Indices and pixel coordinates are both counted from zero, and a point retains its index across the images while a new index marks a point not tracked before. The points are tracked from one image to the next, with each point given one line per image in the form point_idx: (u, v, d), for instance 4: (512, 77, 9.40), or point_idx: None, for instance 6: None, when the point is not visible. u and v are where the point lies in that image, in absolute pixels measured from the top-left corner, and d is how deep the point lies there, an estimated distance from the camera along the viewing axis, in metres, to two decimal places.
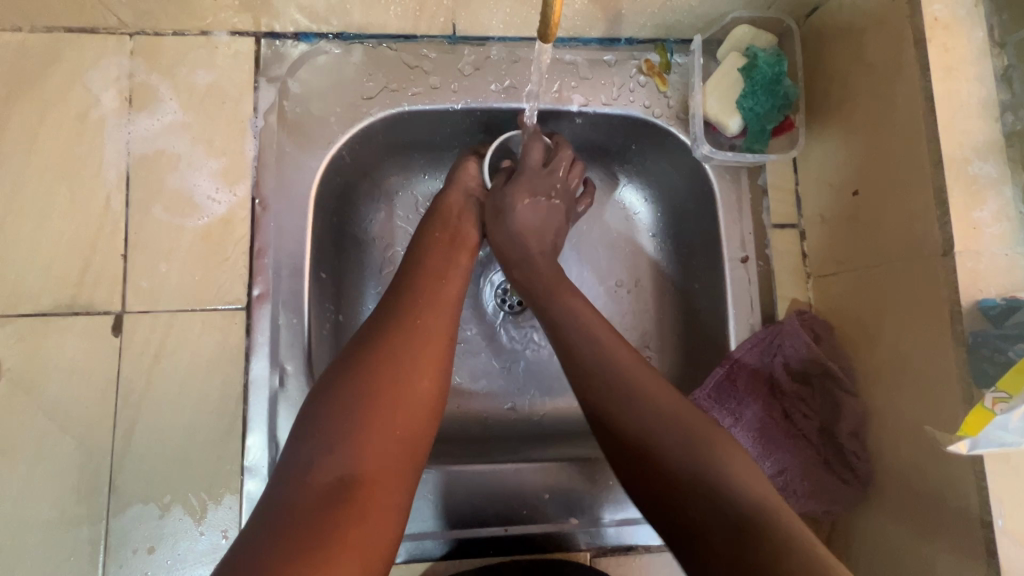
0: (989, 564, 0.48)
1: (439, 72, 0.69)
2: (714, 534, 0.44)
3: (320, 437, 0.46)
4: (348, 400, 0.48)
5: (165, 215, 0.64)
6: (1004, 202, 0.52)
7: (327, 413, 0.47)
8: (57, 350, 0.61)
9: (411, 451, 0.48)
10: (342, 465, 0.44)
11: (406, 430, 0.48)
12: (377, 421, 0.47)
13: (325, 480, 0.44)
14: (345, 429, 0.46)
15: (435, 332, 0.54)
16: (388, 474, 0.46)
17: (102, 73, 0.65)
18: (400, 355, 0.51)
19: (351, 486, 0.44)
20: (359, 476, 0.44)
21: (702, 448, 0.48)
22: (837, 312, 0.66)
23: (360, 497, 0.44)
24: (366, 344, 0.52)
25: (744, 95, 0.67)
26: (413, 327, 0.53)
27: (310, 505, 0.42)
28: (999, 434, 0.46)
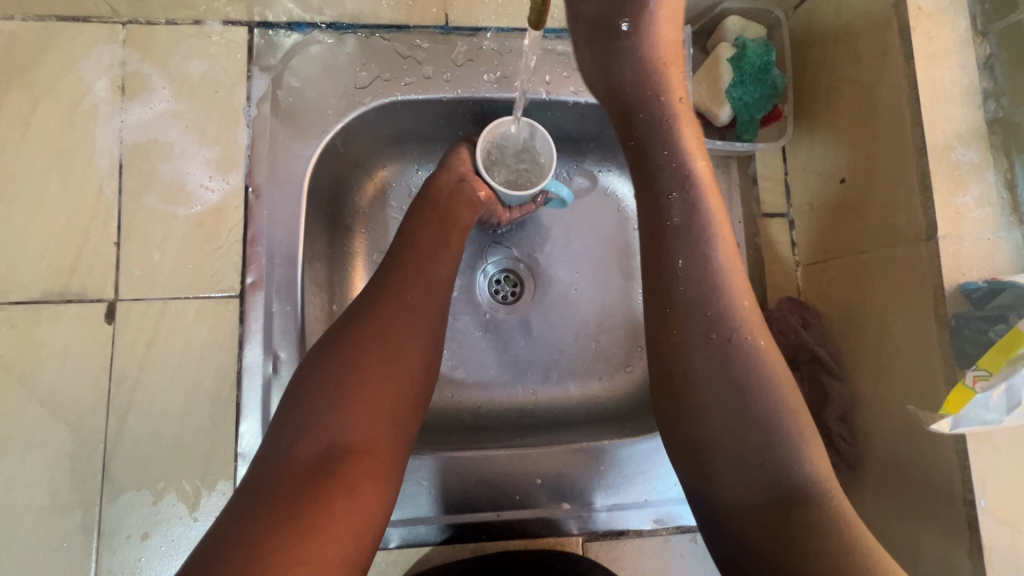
0: (972, 542, 0.49)
1: (432, 62, 0.70)
2: (748, 490, 0.44)
3: (308, 410, 0.47)
4: (336, 372, 0.48)
5: (158, 203, 0.64)
6: (986, 187, 0.53)
7: (315, 386, 0.48)
8: (49, 338, 0.61)
9: (399, 424, 0.49)
10: (328, 436, 0.46)
11: (394, 403, 0.49)
12: (364, 393, 0.48)
13: (312, 452, 0.45)
14: (333, 401, 0.47)
15: (422, 309, 0.54)
16: (375, 446, 0.47)
17: (94, 61, 0.65)
18: (388, 329, 0.51)
19: (339, 456, 0.45)
20: (346, 445, 0.46)
21: (766, 409, 0.45)
22: (824, 299, 0.67)
23: (346, 467, 0.45)
24: (354, 318, 0.52)
25: (733, 83, 0.67)
26: (402, 303, 0.54)
27: (298, 471, 0.44)
28: (980, 412, 0.47)
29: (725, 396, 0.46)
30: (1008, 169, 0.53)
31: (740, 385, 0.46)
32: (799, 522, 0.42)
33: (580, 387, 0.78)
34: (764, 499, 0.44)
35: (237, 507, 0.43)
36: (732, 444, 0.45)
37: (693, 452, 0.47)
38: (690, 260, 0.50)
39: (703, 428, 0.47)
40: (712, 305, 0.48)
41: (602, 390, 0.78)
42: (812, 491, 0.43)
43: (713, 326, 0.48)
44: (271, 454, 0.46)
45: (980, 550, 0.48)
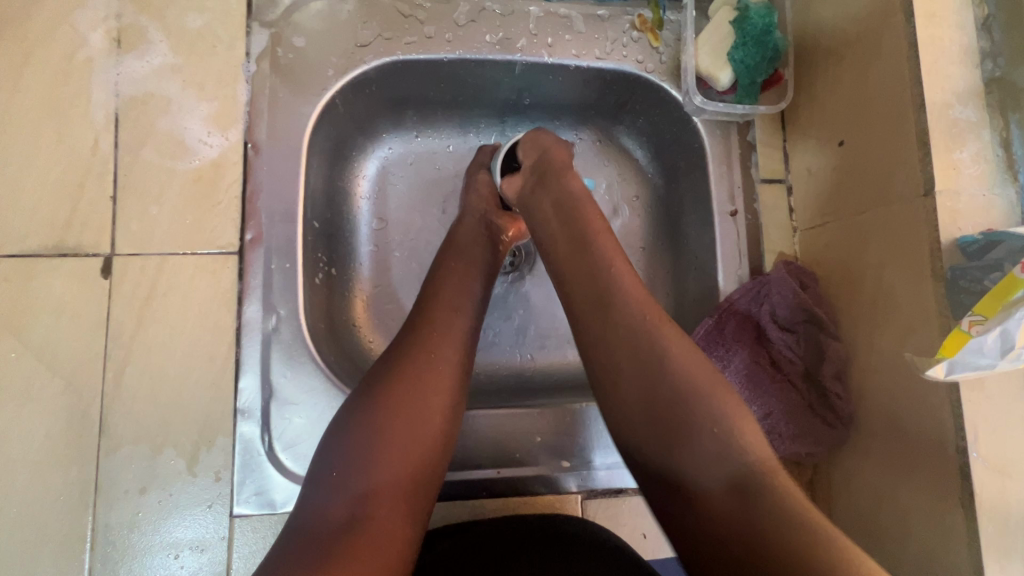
0: (963, 488, 0.50)
1: (434, 22, 0.69)
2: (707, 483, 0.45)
3: (336, 473, 0.47)
4: (366, 428, 0.49)
5: (156, 157, 0.63)
6: (983, 144, 0.54)
7: (347, 440, 0.48)
8: (44, 291, 0.60)
9: (422, 484, 0.49)
10: (356, 501, 0.45)
11: (419, 461, 0.49)
12: (392, 451, 0.48)
13: (339, 519, 0.45)
14: (364, 460, 0.47)
15: (447, 361, 0.54)
16: (400, 504, 0.47)
17: (89, 13, 0.64)
18: (417, 385, 0.51)
19: (369, 520, 0.45)
20: (374, 508, 0.45)
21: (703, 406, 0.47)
22: (822, 263, 0.68)
23: (375, 528, 0.44)
24: (383, 373, 0.52)
25: (735, 47, 0.68)
26: (428, 361, 0.53)
27: (329, 534, 0.44)
28: (975, 357, 0.47)
29: (656, 381, 0.48)
30: (1004, 127, 0.54)
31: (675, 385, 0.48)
32: (757, 513, 0.42)
33: (577, 355, 0.79)
34: (728, 490, 0.44)
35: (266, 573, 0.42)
36: (680, 434, 0.47)
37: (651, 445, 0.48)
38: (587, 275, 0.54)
39: (658, 423, 0.48)
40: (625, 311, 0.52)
41: None
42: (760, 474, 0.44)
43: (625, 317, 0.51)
44: (303, 506, 0.47)
45: (972, 497, 0.49)
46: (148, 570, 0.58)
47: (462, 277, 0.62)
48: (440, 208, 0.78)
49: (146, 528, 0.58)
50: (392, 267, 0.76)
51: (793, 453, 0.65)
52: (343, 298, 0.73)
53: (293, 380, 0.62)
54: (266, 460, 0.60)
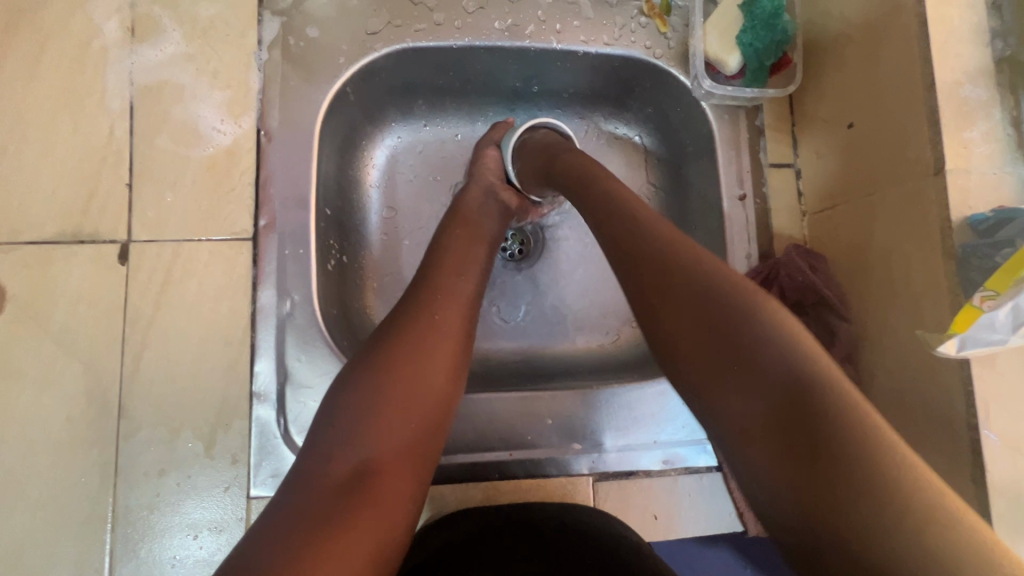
0: (974, 464, 0.50)
1: (443, 9, 0.70)
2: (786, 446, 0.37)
3: (339, 429, 0.47)
4: (367, 393, 0.48)
5: (170, 145, 0.64)
6: (993, 123, 0.54)
7: (348, 403, 0.48)
8: (63, 278, 0.61)
9: (422, 450, 0.49)
10: (359, 456, 0.46)
11: (421, 427, 0.49)
12: (392, 417, 0.48)
13: (343, 473, 0.45)
14: (365, 424, 0.47)
15: (450, 331, 0.54)
16: (403, 463, 0.47)
17: (104, 2, 0.65)
18: (421, 346, 0.52)
19: (369, 481, 0.45)
20: (374, 470, 0.45)
21: (750, 341, 0.40)
22: (831, 245, 0.68)
23: (376, 489, 0.45)
24: (386, 340, 0.52)
25: (745, 30, 0.67)
26: (431, 323, 0.53)
27: (327, 495, 0.43)
28: (986, 333, 0.47)
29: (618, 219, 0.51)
30: (1015, 107, 0.54)
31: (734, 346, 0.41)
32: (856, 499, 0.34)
33: (586, 341, 0.79)
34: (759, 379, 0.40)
35: (271, 523, 0.42)
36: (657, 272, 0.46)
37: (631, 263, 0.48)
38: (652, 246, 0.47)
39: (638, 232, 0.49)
40: (689, 289, 0.44)
41: (608, 344, 0.80)
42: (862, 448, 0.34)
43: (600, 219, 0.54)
44: (300, 467, 0.46)
45: (983, 474, 0.50)
46: (168, 550, 0.59)
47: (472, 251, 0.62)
48: (446, 198, 0.78)
49: (165, 510, 0.59)
50: (402, 255, 0.76)
51: None
52: (354, 285, 0.73)
53: (308, 364, 0.62)
54: (282, 444, 0.61)
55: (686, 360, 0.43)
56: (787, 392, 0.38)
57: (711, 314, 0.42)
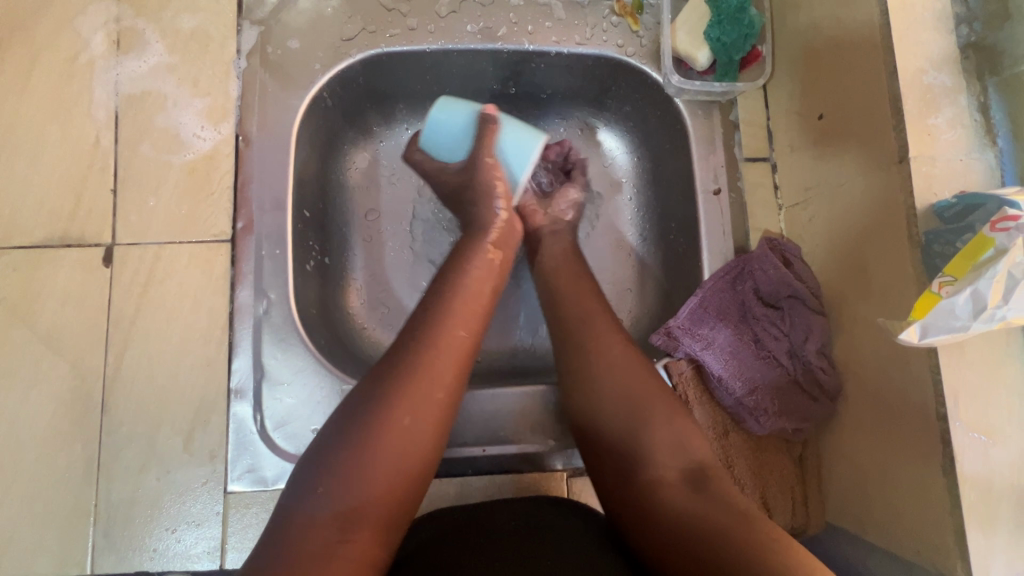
0: (944, 455, 0.49)
1: (416, 14, 0.71)
2: (667, 484, 0.52)
3: (321, 491, 0.45)
4: (354, 449, 0.46)
5: (153, 152, 0.66)
6: (959, 109, 0.53)
7: (335, 463, 0.46)
8: (50, 280, 0.63)
9: (401, 508, 0.47)
10: (338, 522, 0.44)
11: (404, 488, 0.47)
12: (375, 476, 0.46)
13: (319, 542, 0.43)
14: (347, 483, 0.45)
15: (449, 383, 0.51)
16: (378, 529, 0.46)
17: (91, 17, 0.68)
18: (415, 403, 0.49)
19: (346, 543, 0.44)
20: (351, 533, 0.44)
21: (653, 409, 0.55)
22: (806, 238, 0.68)
23: (349, 554, 0.44)
24: (377, 390, 0.49)
25: (711, 25, 0.68)
26: (427, 374, 0.50)
27: (301, 563, 0.42)
28: (948, 319, 0.46)
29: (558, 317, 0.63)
30: (981, 92, 0.54)
31: (645, 415, 0.55)
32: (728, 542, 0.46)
33: None
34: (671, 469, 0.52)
35: None
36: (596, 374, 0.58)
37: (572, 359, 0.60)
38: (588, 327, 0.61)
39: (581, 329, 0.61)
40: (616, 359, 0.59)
41: None
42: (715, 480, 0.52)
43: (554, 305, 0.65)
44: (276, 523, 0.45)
45: (953, 463, 0.49)
46: (148, 544, 0.60)
47: (479, 278, 0.58)
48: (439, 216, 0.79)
49: (145, 504, 0.61)
50: (384, 256, 0.78)
51: (778, 428, 0.65)
52: (336, 286, 0.74)
53: (284, 361, 0.64)
54: (258, 439, 0.62)
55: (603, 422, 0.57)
56: (680, 456, 0.53)
57: (630, 386, 0.57)
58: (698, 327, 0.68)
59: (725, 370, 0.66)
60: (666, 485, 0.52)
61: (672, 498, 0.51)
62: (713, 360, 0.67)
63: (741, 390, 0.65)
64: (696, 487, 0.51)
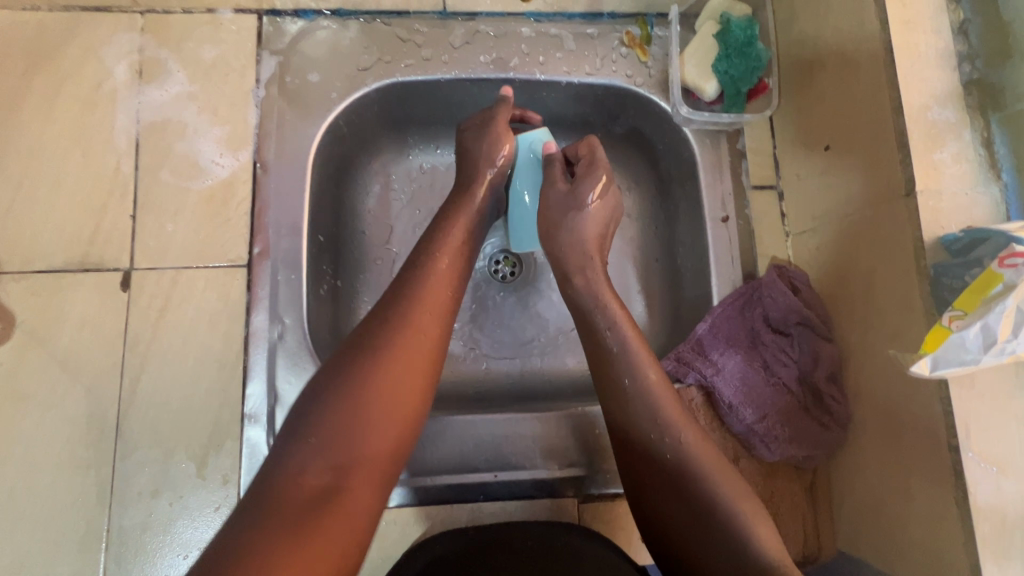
0: (958, 487, 0.50)
1: (431, 45, 0.73)
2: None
3: (315, 436, 0.46)
4: (344, 394, 0.48)
5: (172, 178, 0.68)
6: (963, 144, 0.54)
7: (328, 408, 0.47)
8: (69, 304, 0.64)
9: (396, 454, 0.49)
10: (333, 466, 0.45)
11: (395, 433, 0.49)
12: (369, 420, 0.48)
13: (315, 486, 0.44)
14: (342, 426, 0.47)
15: (432, 336, 0.54)
16: (370, 475, 0.47)
17: (115, 47, 0.70)
18: (401, 351, 0.51)
19: (342, 489, 0.45)
20: (349, 480, 0.46)
21: (709, 492, 0.52)
22: (813, 265, 0.69)
23: (347, 498, 0.45)
24: (367, 336, 0.52)
25: (719, 59, 0.70)
26: (411, 324, 0.53)
27: (301, 506, 0.43)
28: (959, 352, 0.46)
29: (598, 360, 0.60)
30: (985, 127, 0.55)
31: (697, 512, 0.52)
32: None
33: (577, 361, 0.80)
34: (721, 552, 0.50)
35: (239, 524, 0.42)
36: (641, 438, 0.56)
37: (617, 414, 0.58)
38: (646, 413, 0.56)
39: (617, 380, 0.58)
40: (668, 446, 0.54)
41: None
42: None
43: (601, 339, 0.61)
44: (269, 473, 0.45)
45: (966, 495, 0.49)
46: (160, 570, 0.60)
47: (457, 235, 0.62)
48: None
49: (158, 530, 0.61)
50: None
51: (789, 455, 0.65)
52: (347, 309, 0.75)
53: (297, 386, 0.64)
54: None
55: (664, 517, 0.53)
56: (737, 553, 0.49)
57: (683, 479, 0.53)
58: (707, 353, 0.69)
59: (736, 398, 0.66)
60: None
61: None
62: (723, 386, 0.67)
63: (752, 416, 0.65)
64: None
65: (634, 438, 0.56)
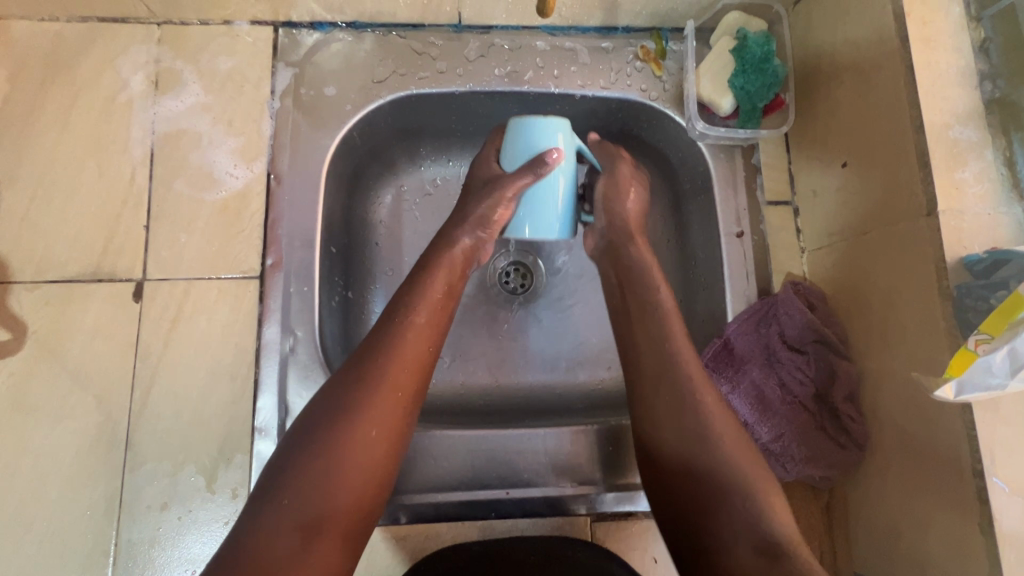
0: (982, 514, 0.49)
1: (446, 58, 0.73)
2: (738, 553, 0.47)
3: (285, 498, 0.46)
4: (316, 456, 0.48)
5: (186, 189, 0.68)
6: (986, 164, 0.54)
7: (298, 471, 0.47)
8: (81, 314, 0.64)
9: (365, 513, 0.50)
10: (301, 527, 0.45)
11: (365, 490, 0.49)
12: (341, 480, 0.48)
13: (285, 548, 0.44)
14: (310, 488, 0.47)
15: (405, 393, 0.53)
16: (338, 534, 0.47)
17: (131, 58, 0.70)
18: (371, 409, 0.51)
19: (311, 549, 0.45)
20: (317, 542, 0.46)
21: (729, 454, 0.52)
22: (830, 282, 0.68)
23: (314, 559, 0.45)
24: (341, 394, 0.51)
25: (735, 74, 0.70)
26: (382, 381, 0.52)
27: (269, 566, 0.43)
28: (984, 377, 0.46)
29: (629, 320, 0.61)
30: (1007, 147, 0.55)
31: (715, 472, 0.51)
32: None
33: (589, 376, 0.80)
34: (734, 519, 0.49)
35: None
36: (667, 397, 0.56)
37: (644, 372, 0.58)
38: (678, 385, 0.55)
39: (648, 339, 0.59)
40: (695, 403, 0.54)
41: (609, 379, 0.80)
42: (796, 552, 0.46)
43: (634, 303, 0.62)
44: (241, 531, 0.45)
45: (991, 522, 0.48)
46: None
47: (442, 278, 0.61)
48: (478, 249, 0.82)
49: (166, 544, 0.60)
50: None
51: (806, 475, 0.64)
52: (358, 321, 0.75)
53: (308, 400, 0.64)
54: None
55: (676, 492, 0.53)
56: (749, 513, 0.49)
57: (706, 449, 0.52)
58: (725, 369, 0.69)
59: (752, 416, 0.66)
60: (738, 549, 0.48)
61: (750, 573, 0.46)
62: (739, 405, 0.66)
63: (767, 435, 0.65)
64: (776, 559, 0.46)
65: (657, 396, 0.56)
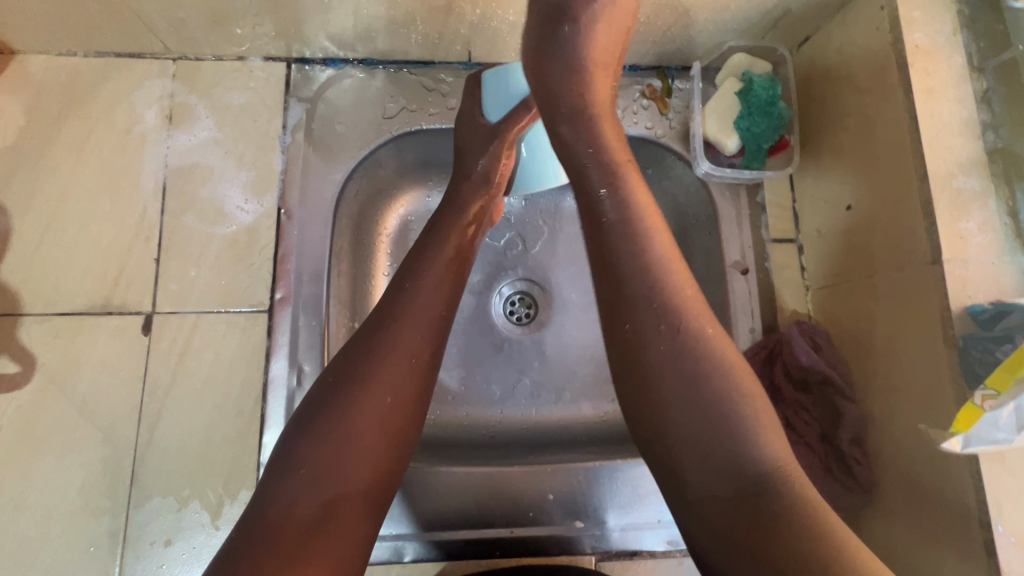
0: (990, 567, 0.49)
1: (456, 95, 0.74)
2: (721, 495, 0.42)
3: (303, 472, 0.45)
4: (328, 427, 0.47)
5: (197, 223, 0.68)
6: (989, 214, 0.55)
7: (311, 445, 0.46)
8: (90, 348, 0.64)
9: (387, 476, 0.49)
10: (322, 496, 0.45)
11: (383, 454, 0.48)
12: (352, 450, 0.46)
13: (304, 517, 0.44)
14: (327, 457, 0.46)
15: (419, 359, 0.52)
16: (359, 501, 0.46)
17: (146, 93, 0.71)
18: (379, 375, 0.49)
19: (334, 515, 0.45)
20: (338, 509, 0.45)
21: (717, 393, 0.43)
22: (835, 322, 0.68)
23: (336, 527, 0.44)
24: (349, 363, 0.50)
25: (741, 116, 0.71)
26: (387, 348, 0.50)
27: (288, 536, 0.43)
28: (991, 431, 0.47)
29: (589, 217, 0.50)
30: (1009, 197, 0.55)
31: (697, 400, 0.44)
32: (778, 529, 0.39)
33: (593, 409, 0.80)
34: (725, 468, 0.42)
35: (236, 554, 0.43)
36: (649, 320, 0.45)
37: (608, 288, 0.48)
38: (642, 284, 0.46)
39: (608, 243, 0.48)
40: (671, 329, 0.45)
41: (613, 412, 0.80)
42: (783, 483, 0.41)
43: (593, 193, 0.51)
44: (259, 508, 0.45)
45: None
46: None
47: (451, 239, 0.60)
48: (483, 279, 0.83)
49: None
50: None
51: None
52: None
53: None
54: None
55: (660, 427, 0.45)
56: (735, 452, 0.42)
57: (683, 357, 0.44)
58: None
59: None
60: (724, 495, 0.42)
61: (744, 517, 0.40)
62: None
63: None
64: (759, 491, 0.41)
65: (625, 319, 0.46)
